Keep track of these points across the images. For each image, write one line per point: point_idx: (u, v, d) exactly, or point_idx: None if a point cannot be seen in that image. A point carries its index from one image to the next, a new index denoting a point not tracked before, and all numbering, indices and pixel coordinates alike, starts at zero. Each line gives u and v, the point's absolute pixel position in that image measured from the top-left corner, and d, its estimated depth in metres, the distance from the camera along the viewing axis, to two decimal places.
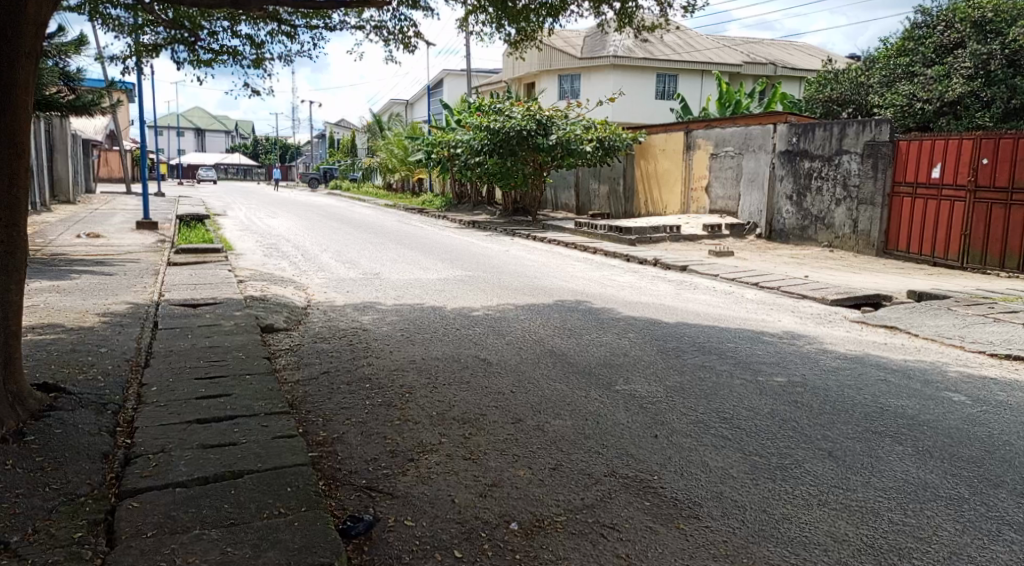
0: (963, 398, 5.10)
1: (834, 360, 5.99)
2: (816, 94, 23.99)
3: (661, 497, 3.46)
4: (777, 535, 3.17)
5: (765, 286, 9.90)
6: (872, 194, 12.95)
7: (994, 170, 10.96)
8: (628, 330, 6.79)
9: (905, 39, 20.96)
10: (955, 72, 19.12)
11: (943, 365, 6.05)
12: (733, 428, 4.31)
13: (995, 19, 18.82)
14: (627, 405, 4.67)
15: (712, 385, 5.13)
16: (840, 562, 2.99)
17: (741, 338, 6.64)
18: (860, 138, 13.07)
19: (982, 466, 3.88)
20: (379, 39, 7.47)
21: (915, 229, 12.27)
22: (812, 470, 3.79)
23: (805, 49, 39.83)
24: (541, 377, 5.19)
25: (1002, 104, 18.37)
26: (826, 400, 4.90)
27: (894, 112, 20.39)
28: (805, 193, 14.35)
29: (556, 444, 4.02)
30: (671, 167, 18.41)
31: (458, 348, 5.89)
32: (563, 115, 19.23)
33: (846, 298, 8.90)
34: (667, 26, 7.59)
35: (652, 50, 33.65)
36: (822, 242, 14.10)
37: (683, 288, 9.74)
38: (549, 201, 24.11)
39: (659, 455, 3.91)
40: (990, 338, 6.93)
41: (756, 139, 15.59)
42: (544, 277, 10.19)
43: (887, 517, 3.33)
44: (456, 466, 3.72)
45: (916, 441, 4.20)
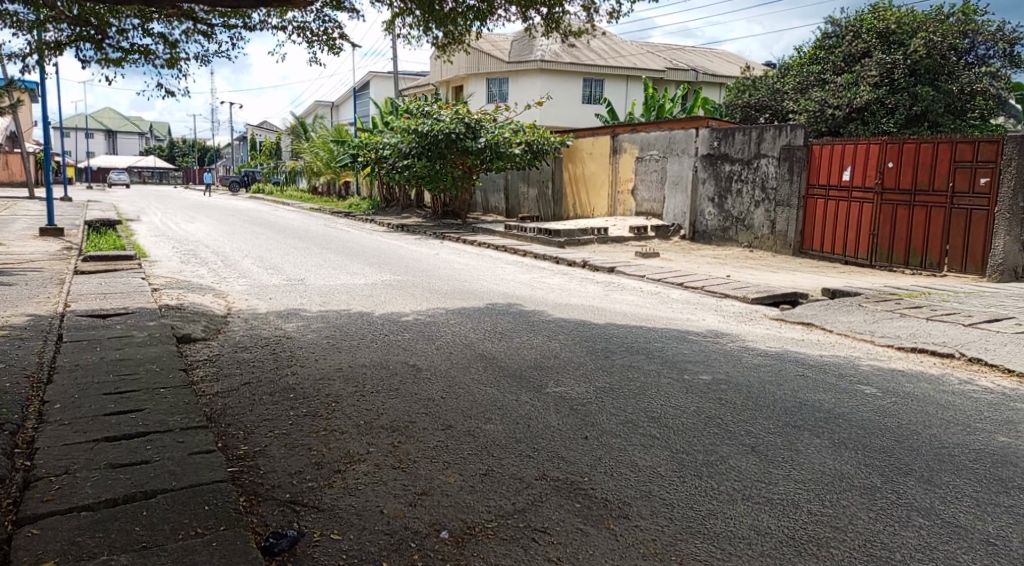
0: (873, 390, 5.33)
1: (755, 357, 6.17)
2: (734, 100, 24.72)
3: (591, 498, 3.48)
4: (704, 531, 3.22)
5: (690, 287, 10.11)
6: (788, 196, 13.42)
7: (899, 173, 11.52)
8: (557, 332, 6.82)
9: (817, 48, 21.81)
10: (862, 80, 20.06)
11: (855, 359, 6.31)
12: (660, 427, 4.38)
13: (898, 31, 19.85)
14: (557, 407, 4.68)
15: (640, 385, 5.20)
16: (764, 554, 3.05)
17: (668, 337, 6.77)
18: (776, 142, 13.56)
19: (893, 455, 4.04)
20: (302, 41, 7.28)
21: (829, 228, 12.78)
22: (737, 465, 3.88)
23: (724, 56, 41.16)
24: (471, 381, 5.15)
25: (905, 110, 19.42)
26: (749, 396, 5.03)
27: (807, 118, 21.24)
28: (726, 195, 14.76)
29: (487, 450, 3.99)
30: (598, 171, 18.71)
31: (386, 354, 5.79)
32: (491, 118, 19.28)
33: (765, 296, 9.19)
34: (593, 31, 7.66)
35: (579, 54, 34.09)
36: (742, 243, 14.52)
37: (612, 289, 9.85)
38: (479, 204, 24.11)
39: (589, 457, 3.93)
40: (898, 332, 7.27)
41: (680, 142, 15.96)
42: (476, 280, 10.13)
43: (807, 509, 3.43)
44: (385, 476, 3.64)
45: (832, 433, 4.35)
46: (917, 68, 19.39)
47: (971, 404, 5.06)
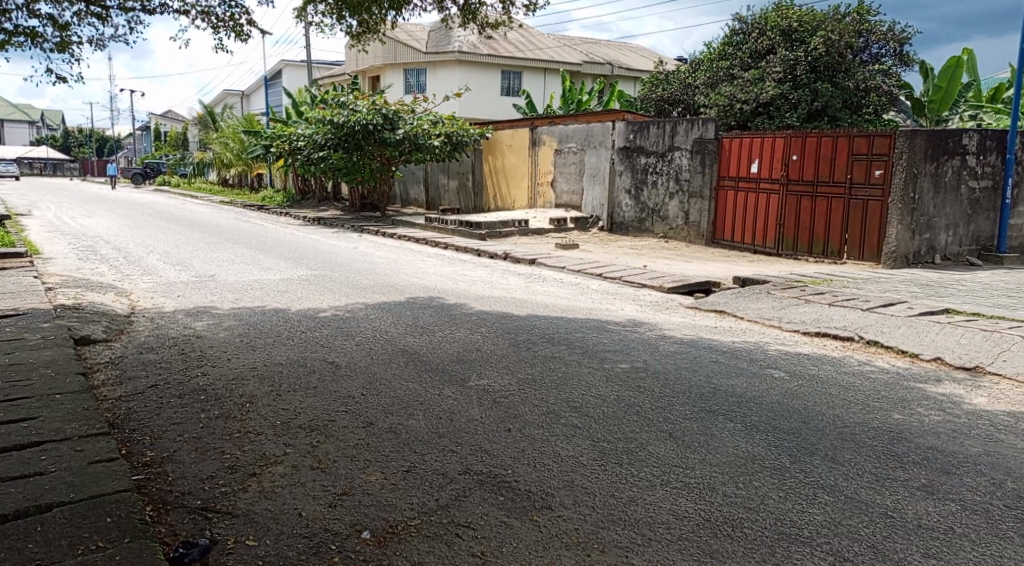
0: (781, 373, 5.55)
1: (671, 344, 6.31)
2: (649, 93, 25.22)
3: (515, 491, 3.47)
4: (625, 518, 3.26)
5: (610, 277, 10.26)
6: (701, 187, 13.79)
7: (802, 165, 12.02)
8: (480, 325, 6.79)
9: (725, 44, 22.46)
10: (768, 75, 20.81)
11: (764, 345, 6.54)
12: (581, 416, 4.42)
13: (800, 29, 20.70)
14: (480, 400, 4.66)
15: (561, 375, 5.24)
16: (682, 538, 3.12)
17: (588, 327, 6.84)
18: (689, 135, 13.92)
19: (801, 436, 4.21)
20: (206, 26, 6.97)
21: (739, 219, 13.20)
22: (655, 451, 3.95)
23: (638, 51, 41.93)
24: (392, 377, 5.07)
25: (807, 105, 20.28)
26: (665, 383, 5.14)
27: (718, 112, 21.86)
28: (642, 187, 15.05)
29: (409, 446, 3.93)
30: (518, 163, 18.77)
31: (303, 351, 5.63)
32: (409, 109, 19.05)
33: (681, 285, 9.42)
34: (510, 23, 7.64)
35: (496, 46, 34.02)
36: (658, 234, 14.84)
37: (533, 281, 9.88)
38: (398, 196, 23.80)
39: (512, 449, 3.92)
40: (804, 317, 7.58)
41: (597, 135, 16.17)
42: (395, 274, 9.97)
43: (722, 491, 3.52)
44: (303, 478, 3.53)
45: (744, 417, 4.49)
46: (818, 65, 20.31)
47: (869, 384, 5.32)
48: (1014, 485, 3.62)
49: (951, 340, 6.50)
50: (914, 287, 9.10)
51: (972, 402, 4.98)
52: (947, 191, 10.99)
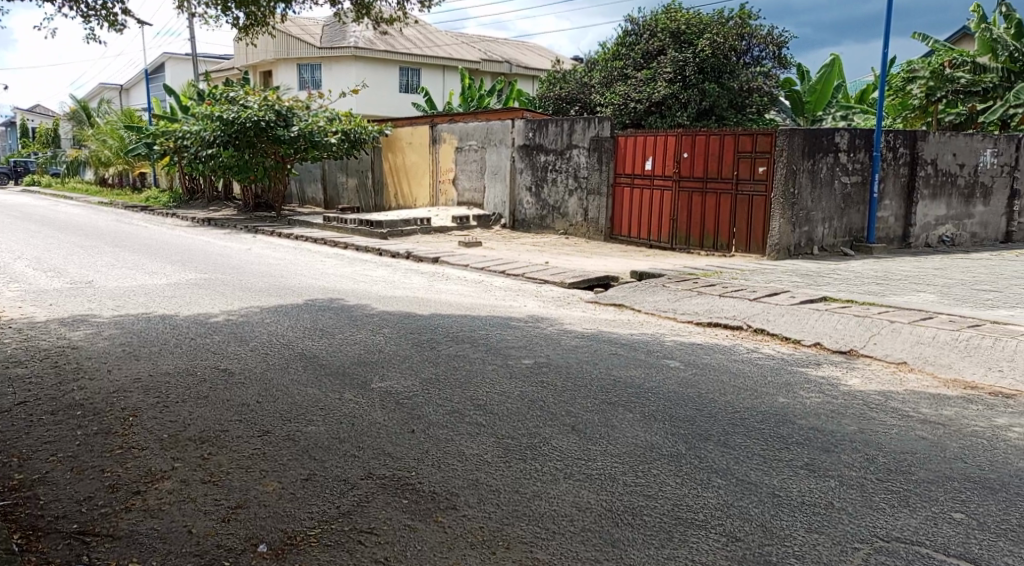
0: (677, 363, 5.74)
1: (573, 339, 6.41)
2: (547, 92, 25.54)
3: (418, 493, 3.43)
4: (529, 513, 3.28)
5: (512, 274, 10.32)
6: (598, 184, 14.08)
7: (692, 163, 12.47)
8: (381, 326, 6.68)
9: (619, 45, 22.98)
10: (659, 75, 21.50)
11: (661, 336, 6.74)
12: (486, 414, 4.42)
13: (688, 31, 21.47)
14: (382, 402, 4.58)
15: (465, 373, 5.22)
16: (585, 529, 3.17)
17: (491, 325, 6.86)
18: (586, 133, 14.20)
19: (696, 423, 4.36)
20: (78, 16, 6.55)
21: (636, 215, 13.56)
22: (559, 445, 4.00)
23: (535, 49, 42.36)
24: (290, 383, 4.91)
25: (696, 105, 21.08)
26: (567, 377, 5.22)
27: (613, 111, 22.43)
28: (542, 184, 15.24)
29: (309, 453, 3.81)
30: (418, 161, 18.62)
31: (192, 360, 5.37)
32: (303, 106, 18.54)
33: (581, 281, 9.59)
34: (405, 20, 7.55)
35: (393, 43, 33.59)
36: (558, 230, 15.07)
37: (436, 280, 9.81)
38: (295, 195, 23.15)
39: (415, 450, 3.88)
40: (697, 309, 7.87)
41: (496, 133, 16.25)
42: (293, 276, 9.67)
43: (622, 481, 3.60)
44: (193, 492, 3.37)
45: (643, 407, 4.62)
46: (705, 66, 21.13)
47: (757, 370, 5.60)
48: (885, 459, 3.88)
49: (829, 326, 6.91)
50: (795, 277, 9.63)
51: (848, 384, 5.31)
52: (823, 186, 11.68)
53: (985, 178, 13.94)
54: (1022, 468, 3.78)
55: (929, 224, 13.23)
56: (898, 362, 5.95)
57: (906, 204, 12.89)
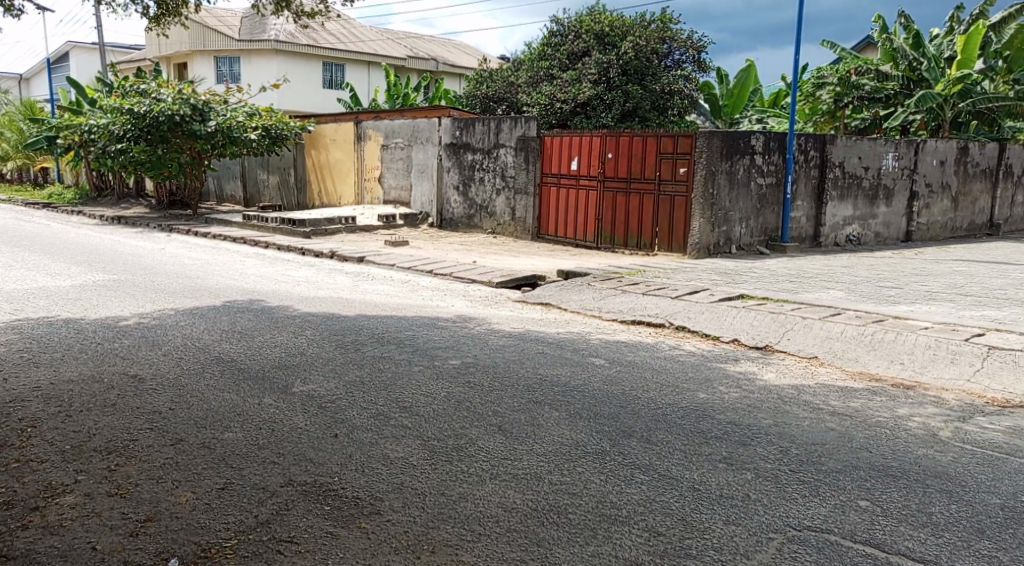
0: (602, 361, 5.82)
1: (500, 338, 6.41)
2: (474, 90, 25.47)
3: (341, 499, 3.36)
4: (454, 516, 3.25)
5: (439, 274, 10.26)
6: (525, 184, 14.15)
7: (617, 163, 12.67)
8: (304, 327, 6.52)
9: (544, 45, 23.15)
10: (584, 77, 21.77)
11: (587, 334, 6.82)
12: (411, 417, 4.37)
13: (612, 33, 21.88)
14: (304, 406, 4.46)
15: (390, 375, 5.14)
16: (510, 529, 3.17)
17: (418, 325, 6.79)
18: (512, 133, 14.25)
19: (620, 420, 4.42)
20: None
21: (562, 214, 13.69)
22: (485, 446, 3.99)
23: (462, 47, 42.18)
24: (205, 388, 4.73)
25: (619, 106, 21.45)
26: (494, 377, 5.21)
27: (539, 111, 22.50)
28: (469, 183, 15.22)
29: (225, 460, 3.69)
30: (343, 158, 18.31)
31: (99, 366, 5.11)
32: (220, 100, 17.95)
33: (508, 280, 9.61)
34: (327, 14, 7.38)
35: (316, 37, 32.88)
36: (485, 230, 15.06)
37: (361, 280, 9.66)
38: (212, 192, 22.39)
39: (338, 455, 3.80)
40: (622, 307, 8.00)
41: (423, 131, 16.14)
42: (210, 277, 9.34)
43: (548, 480, 3.62)
44: (98, 506, 3.21)
45: (569, 405, 4.66)
46: (629, 68, 21.55)
47: (679, 366, 5.73)
48: (797, 450, 4.03)
49: (746, 323, 7.14)
50: (715, 275, 9.90)
51: (764, 378, 5.50)
52: (741, 187, 12.06)
53: (887, 181, 14.70)
54: (921, 456, 3.99)
55: (838, 224, 13.84)
56: (810, 357, 6.21)
57: (817, 204, 13.44)
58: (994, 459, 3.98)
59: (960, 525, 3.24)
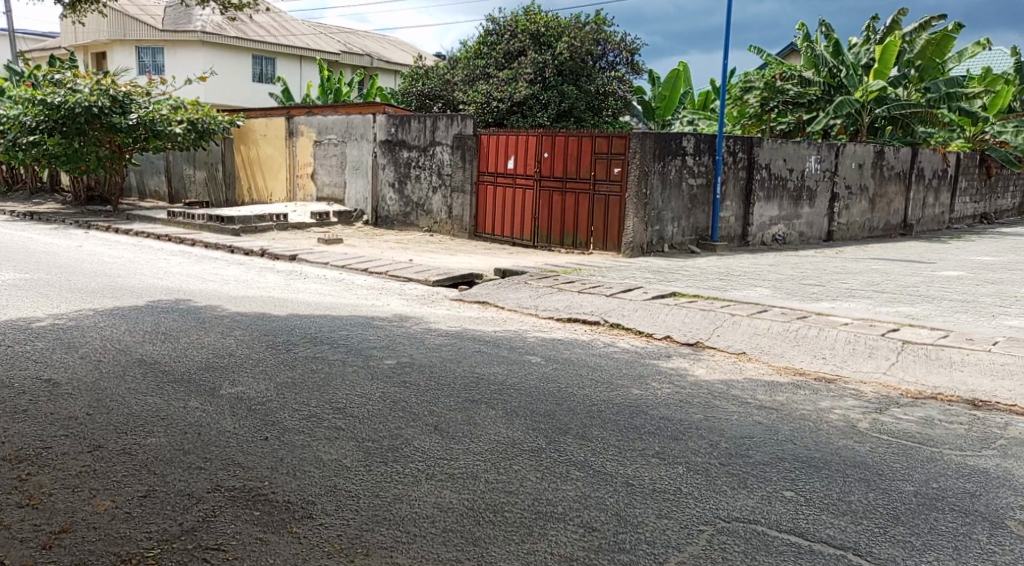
0: (538, 359, 5.84)
1: (437, 337, 6.37)
2: (409, 87, 25.25)
3: (272, 503, 3.28)
4: (389, 517, 3.22)
5: (374, 272, 10.12)
6: (462, 182, 14.11)
7: (553, 163, 12.75)
8: (233, 328, 6.34)
9: (480, 43, 23.09)
10: (520, 76, 21.82)
11: (524, 333, 6.84)
12: (345, 418, 4.30)
13: (547, 33, 21.97)
14: (232, 409, 4.34)
15: (324, 376, 5.05)
16: (446, 530, 3.15)
17: (352, 324, 6.69)
18: (449, 131, 14.19)
19: (556, 418, 4.45)
20: None
21: (498, 212, 13.70)
22: (421, 446, 3.95)
23: (397, 44, 41.74)
24: (125, 391, 4.55)
25: (555, 106, 21.61)
26: (430, 376, 5.17)
27: (475, 109, 22.40)
28: (405, 181, 15.08)
29: (147, 466, 3.56)
30: (274, 154, 17.90)
31: (8, 370, 4.85)
32: (143, 92, 17.28)
33: (445, 279, 9.56)
34: (257, 6, 7.17)
35: (245, 29, 32.04)
36: (422, 228, 14.95)
37: (293, 279, 9.44)
38: (133, 187, 21.55)
39: (269, 459, 3.71)
40: (558, 305, 8.05)
41: (357, 127, 15.92)
42: (131, 275, 8.97)
43: (484, 478, 3.62)
44: (7, 519, 3.05)
45: (505, 404, 4.66)
46: (564, 69, 21.73)
47: (614, 364, 5.81)
48: (726, 444, 4.13)
49: (678, 320, 7.29)
50: (648, 274, 10.07)
51: (695, 374, 5.63)
52: (673, 187, 12.31)
53: (810, 183, 15.24)
54: (841, 447, 4.15)
55: (765, 224, 14.29)
56: (738, 352, 6.38)
57: (745, 205, 13.83)
58: (908, 448, 4.17)
59: (877, 512, 3.38)
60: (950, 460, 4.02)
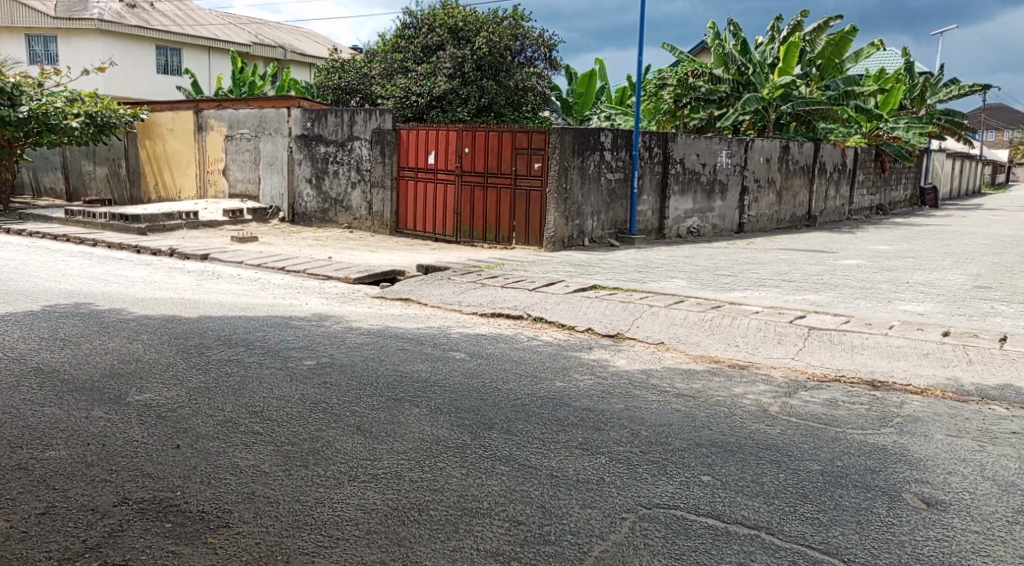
0: (462, 354, 5.83)
1: (358, 336, 6.26)
2: (324, 81, 24.78)
3: (184, 514, 3.15)
4: (310, 522, 3.14)
5: (292, 271, 9.87)
6: (382, 177, 13.92)
7: (474, 158, 12.72)
8: (140, 331, 6.06)
9: (398, 37, 22.80)
10: (438, 70, 21.68)
11: (447, 329, 6.81)
12: (262, 422, 4.17)
13: (465, 28, 21.82)
14: (140, 418, 4.15)
15: (239, 379, 4.89)
16: (371, 531, 3.10)
17: (269, 325, 6.50)
18: (367, 126, 13.97)
19: (480, 413, 4.45)
20: None
21: (419, 208, 13.58)
22: (343, 448, 3.87)
23: (311, 36, 40.81)
24: (20, 403, 4.28)
25: (475, 101, 21.67)
26: (352, 376, 5.07)
27: (394, 104, 22.23)
28: (323, 177, 14.77)
29: (46, 482, 3.36)
30: (182, 149, 17.24)
31: None
32: (34, 84, 16.33)
33: (365, 276, 9.40)
34: None
35: (148, 18, 30.67)
36: (341, 224, 14.69)
37: (204, 279, 9.11)
38: (27, 185, 20.32)
39: (181, 467, 3.56)
40: (481, 300, 8.05)
41: (271, 122, 15.47)
42: (26, 279, 8.46)
43: (408, 477, 3.58)
44: None
45: (429, 401, 4.62)
46: (482, 63, 21.70)
47: (537, 357, 5.86)
48: (647, 433, 4.21)
49: (599, 312, 7.41)
50: (569, 267, 10.18)
51: (616, 364, 5.73)
52: (592, 182, 12.48)
53: (722, 176, 15.74)
54: (754, 430, 4.31)
55: (680, 217, 14.67)
56: (657, 343, 6.52)
57: (661, 198, 14.15)
58: (815, 430, 4.35)
59: (788, 492, 3.52)
60: (852, 439, 4.22)
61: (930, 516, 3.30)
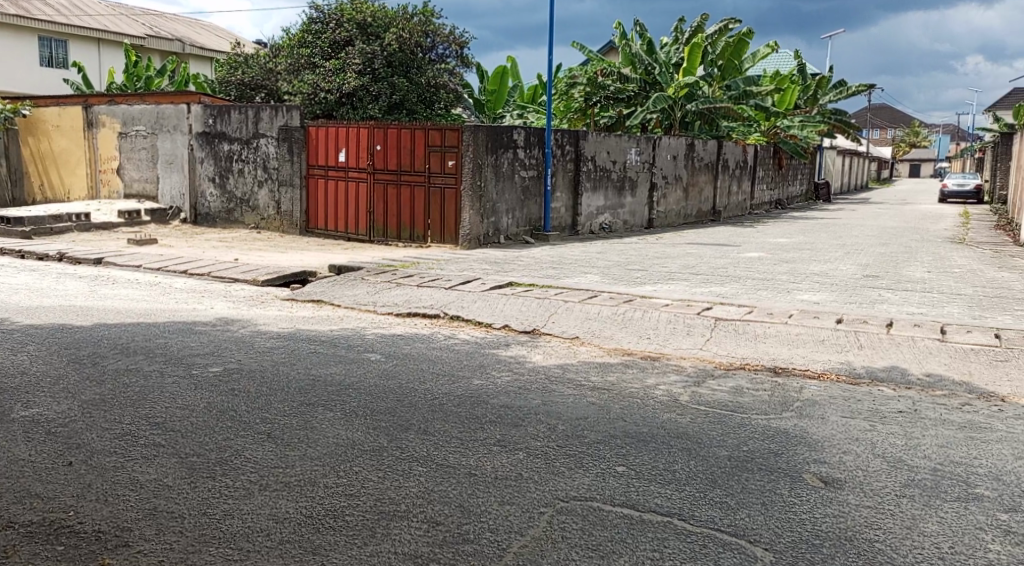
0: (377, 356, 5.73)
1: (268, 340, 6.06)
2: (227, 76, 24.11)
3: (79, 535, 2.97)
4: (218, 535, 3.01)
5: (194, 274, 9.47)
6: (290, 175, 13.54)
7: (386, 155, 12.54)
8: (26, 342, 5.67)
9: (305, 31, 22.19)
10: (347, 67, 21.27)
11: (362, 330, 6.68)
12: (165, 433, 3.97)
13: (374, 23, 21.45)
14: (27, 434, 3.87)
15: (139, 389, 4.64)
16: (283, 541, 3.00)
17: (171, 331, 6.20)
18: (273, 123, 13.56)
19: (395, 414, 4.38)
20: None
21: (330, 207, 13.29)
22: (253, 456, 3.74)
23: (212, 30, 39.33)
24: None
25: (386, 98, 21.34)
26: (261, 382, 4.90)
27: (302, 100, 21.68)
28: (227, 175, 14.24)
29: None
30: (71, 147, 16.27)
31: None
32: None
33: (275, 277, 9.12)
34: None
35: (31, 8, 28.82)
36: (248, 224, 14.21)
37: (99, 284, 8.62)
38: None
39: (73, 485, 3.35)
40: (396, 299, 7.94)
41: (170, 118, 14.80)
42: None
43: (323, 484, 3.48)
44: None
45: (343, 404, 4.51)
46: (392, 60, 21.42)
47: (454, 355, 5.83)
48: (563, 426, 4.26)
49: (516, 309, 7.43)
50: (484, 265, 10.18)
51: (533, 360, 5.76)
52: (505, 179, 12.51)
53: (632, 173, 16.08)
54: (665, 419, 4.42)
55: (592, 214, 14.91)
56: (572, 337, 6.59)
57: (574, 195, 14.34)
58: (722, 416, 4.50)
59: (698, 478, 3.62)
60: (757, 424, 4.38)
61: (827, 494, 3.47)
